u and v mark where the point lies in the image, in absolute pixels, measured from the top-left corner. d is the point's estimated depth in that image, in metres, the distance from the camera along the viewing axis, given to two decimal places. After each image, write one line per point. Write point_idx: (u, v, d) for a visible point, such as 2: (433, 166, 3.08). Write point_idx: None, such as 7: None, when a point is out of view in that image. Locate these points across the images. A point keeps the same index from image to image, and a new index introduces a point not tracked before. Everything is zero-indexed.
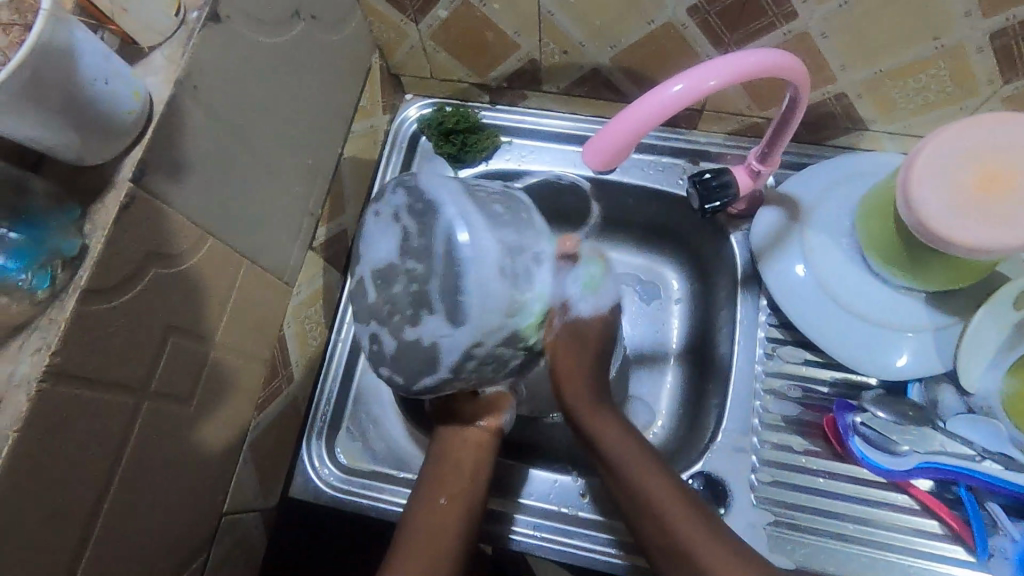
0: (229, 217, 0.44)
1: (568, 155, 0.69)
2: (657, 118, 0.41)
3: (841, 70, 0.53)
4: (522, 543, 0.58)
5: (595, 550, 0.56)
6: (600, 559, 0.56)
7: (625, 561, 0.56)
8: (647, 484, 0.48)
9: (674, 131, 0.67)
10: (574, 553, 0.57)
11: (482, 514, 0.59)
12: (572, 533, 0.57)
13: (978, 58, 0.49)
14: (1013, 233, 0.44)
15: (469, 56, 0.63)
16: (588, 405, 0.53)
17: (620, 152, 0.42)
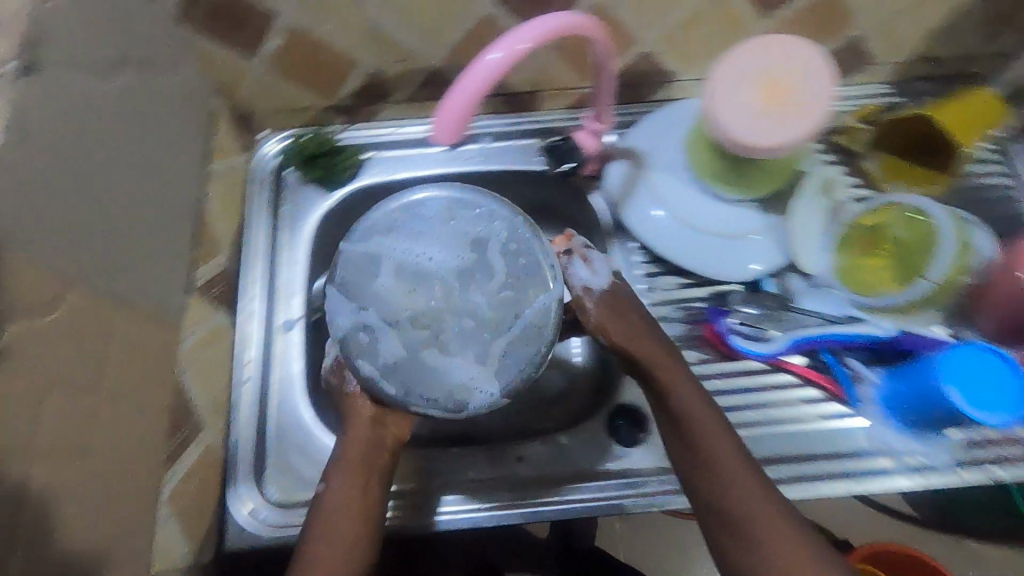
0: (92, 263, 0.43)
1: (433, 157, 0.73)
2: (485, 85, 0.45)
3: (639, 30, 0.62)
4: (445, 520, 0.59)
5: (574, 501, 0.59)
6: (581, 507, 0.59)
7: (604, 501, 0.59)
8: (699, 427, 0.52)
9: (521, 115, 0.73)
10: (555, 509, 0.59)
11: (455, 502, 0.60)
12: (551, 491, 0.60)
13: (738, 1, 0.59)
14: (792, 130, 0.54)
15: (314, 80, 0.65)
16: (659, 364, 0.56)
17: (461, 122, 0.46)
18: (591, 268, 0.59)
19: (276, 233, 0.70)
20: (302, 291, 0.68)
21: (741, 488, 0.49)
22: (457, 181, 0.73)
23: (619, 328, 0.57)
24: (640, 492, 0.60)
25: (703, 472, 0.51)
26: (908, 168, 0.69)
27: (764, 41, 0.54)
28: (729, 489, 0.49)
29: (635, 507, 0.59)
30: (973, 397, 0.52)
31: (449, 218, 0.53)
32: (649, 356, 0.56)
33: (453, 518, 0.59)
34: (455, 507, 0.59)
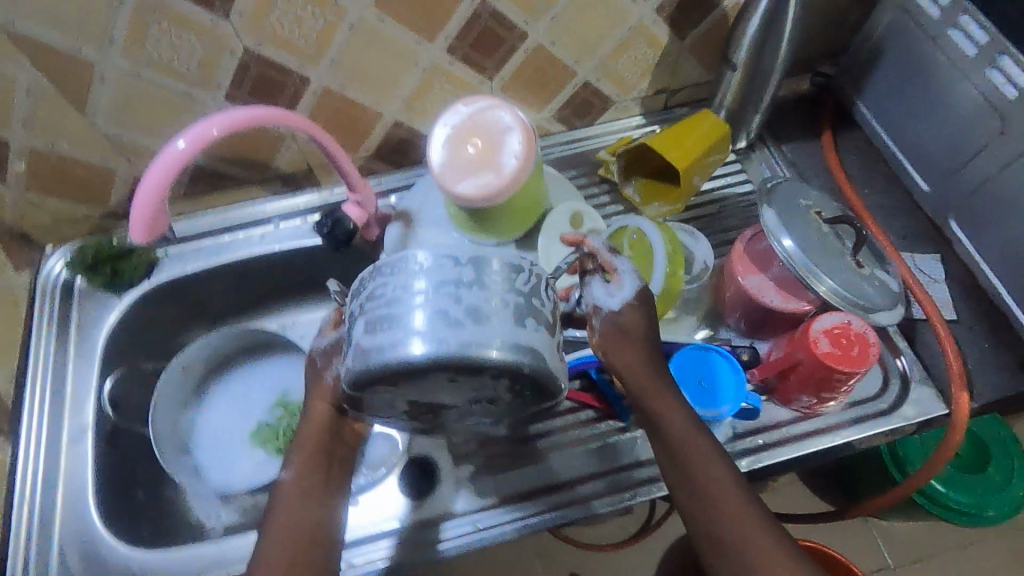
0: None
1: (225, 244, 0.75)
2: (170, 173, 0.49)
3: (378, 105, 0.67)
4: (454, 546, 0.62)
5: (641, 475, 0.64)
6: (646, 482, 0.64)
7: (627, 492, 0.63)
8: (695, 448, 0.51)
9: (305, 192, 0.77)
10: (618, 493, 0.63)
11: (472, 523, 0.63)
12: (566, 494, 0.64)
13: (456, 67, 0.65)
14: (501, 178, 0.57)
15: (78, 194, 0.67)
16: (646, 393, 0.53)
17: (154, 213, 0.50)
18: (609, 290, 0.54)
19: (67, 344, 0.70)
20: (93, 399, 0.68)
21: (736, 510, 0.49)
22: (253, 264, 0.76)
23: (622, 356, 0.53)
24: (646, 479, 0.64)
25: (696, 501, 0.50)
26: (660, 188, 0.75)
27: (472, 107, 0.59)
28: (712, 509, 0.50)
29: (649, 493, 0.63)
30: (700, 397, 0.56)
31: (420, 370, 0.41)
32: (642, 386, 0.53)
33: (449, 545, 0.62)
34: (459, 531, 0.62)
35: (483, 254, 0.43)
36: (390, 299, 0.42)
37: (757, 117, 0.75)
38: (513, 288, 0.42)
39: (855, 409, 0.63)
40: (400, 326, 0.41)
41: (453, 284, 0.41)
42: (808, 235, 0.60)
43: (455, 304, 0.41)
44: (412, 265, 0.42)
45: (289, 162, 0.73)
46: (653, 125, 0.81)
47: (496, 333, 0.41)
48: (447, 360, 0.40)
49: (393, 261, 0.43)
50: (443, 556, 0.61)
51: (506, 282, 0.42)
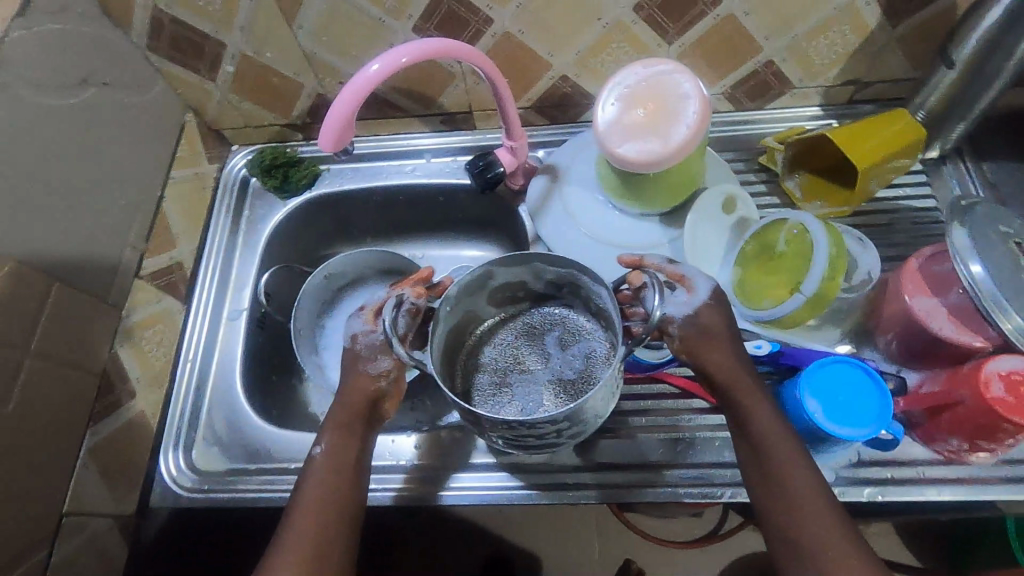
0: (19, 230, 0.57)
1: (380, 170, 0.80)
2: (364, 91, 0.53)
3: (550, 55, 0.67)
4: (450, 498, 0.65)
5: (694, 479, 0.63)
6: (695, 488, 0.63)
7: (682, 489, 0.63)
8: (778, 453, 0.49)
9: (460, 132, 0.80)
10: (667, 490, 0.63)
11: (494, 479, 0.65)
12: (618, 476, 0.64)
13: (638, 27, 0.64)
14: (669, 144, 0.56)
15: (269, 101, 0.74)
16: (734, 388, 0.53)
17: (343, 128, 0.54)
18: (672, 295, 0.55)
19: (237, 233, 0.79)
20: (251, 285, 0.76)
21: (819, 527, 0.46)
22: (401, 193, 0.80)
23: (710, 354, 0.53)
24: (710, 481, 0.63)
25: (773, 494, 0.49)
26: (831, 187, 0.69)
27: (648, 70, 0.58)
28: (794, 516, 0.47)
29: (709, 496, 0.62)
30: (835, 411, 0.52)
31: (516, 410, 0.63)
32: (730, 382, 0.53)
33: (451, 495, 0.65)
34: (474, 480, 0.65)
35: (574, 412, 0.52)
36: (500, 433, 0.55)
37: (961, 126, 0.66)
38: (602, 407, 0.55)
39: (1012, 467, 0.56)
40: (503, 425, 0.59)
41: (556, 432, 0.54)
42: (1003, 264, 0.53)
43: (567, 436, 0.56)
44: (517, 429, 0.52)
45: (453, 103, 0.76)
46: (829, 119, 0.75)
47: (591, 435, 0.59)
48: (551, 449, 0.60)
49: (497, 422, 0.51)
50: (440, 503, 0.65)
51: (597, 411, 0.55)
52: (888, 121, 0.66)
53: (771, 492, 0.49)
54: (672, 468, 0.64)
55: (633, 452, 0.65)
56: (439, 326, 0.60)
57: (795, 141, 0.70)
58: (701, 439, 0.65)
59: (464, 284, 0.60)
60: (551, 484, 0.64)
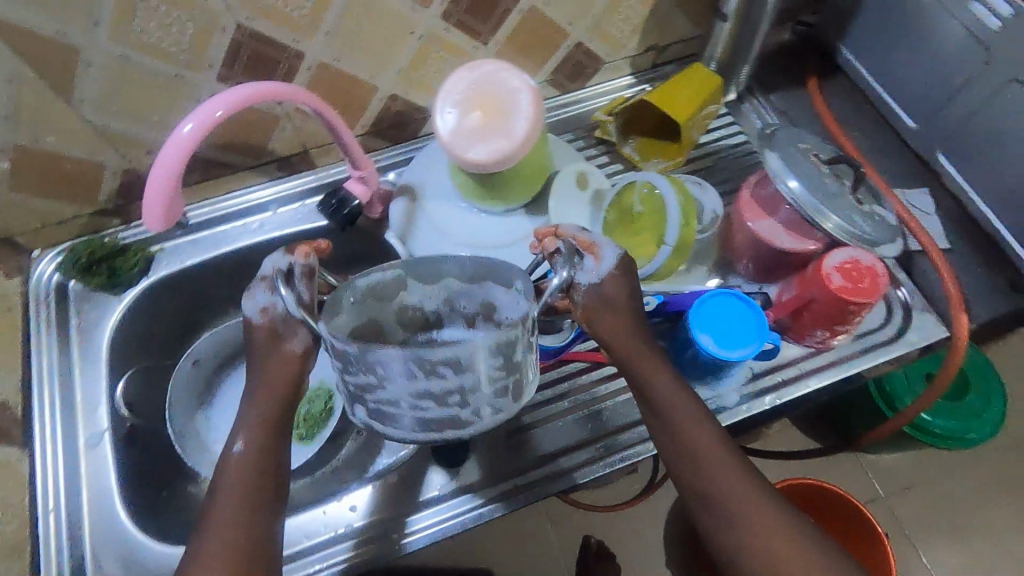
0: None
1: (222, 235, 0.74)
2: (184, 153, 0.48)
3: (373, 77, 0.66)
4: (414, 543, 0.61)
5: (627, 441, 0.66)
6: (630, 450, 0.65)
7: (619, 456, 0.65)
8: (684, 414, 0.52)
9: (300, 175, 0.75)
10: (605, 462, 0.65)
11: (438, 510, 0.63)
12: (558, 465, 0.65)
13: (452, 34, 0.65)
14: (516, 138, 0.58)
15: (67, 191, 0.64)
16: (638, 357, 0.54)
17: (168, 199, 0.49)
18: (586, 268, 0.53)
19: (69, 349, 0.67)
20: (106, 401, 0.66)
21: (725, 476, 0.51)
22: (253, 254, 0.74)
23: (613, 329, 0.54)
24: (640, 439, 0.66)
25: (682, 460, 0.52)
26: (661, 144, 0.76)
27: (474, 71, 0.58)
28: (704, 470, 0.51)
29: (643, 453, 0.65)
30: (723, 338, 0.57)
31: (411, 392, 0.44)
32: (629, 355, 0.54)
33: (415, 539, 0.61)
34: (434, 515, 0.62)
35: (459, 362, 0.43)
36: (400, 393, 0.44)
37: (746, 68, 0.76)
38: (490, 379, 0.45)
39: (864, 340, 0.66)
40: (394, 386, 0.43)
41: (437, 395, 0.44)
42: (811, 176, 0.61)
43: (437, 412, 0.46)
44: (391, 380, 0.43)
45: (284, 146, 0.71)
46: (642, 85, 0.81)
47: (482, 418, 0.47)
48: (452, 431, 0.47)
49: (405, 367, 0.42)
50: (405, 552, 0.61)
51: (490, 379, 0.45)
52: (693, 77, 0.73)
53: (678, 452, 0.52)
54: (603, 439, 0.66)
55: (564, 437, 0.66)
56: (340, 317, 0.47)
57: (622, 108, 0.76)
58: (617, 404, 0.68)
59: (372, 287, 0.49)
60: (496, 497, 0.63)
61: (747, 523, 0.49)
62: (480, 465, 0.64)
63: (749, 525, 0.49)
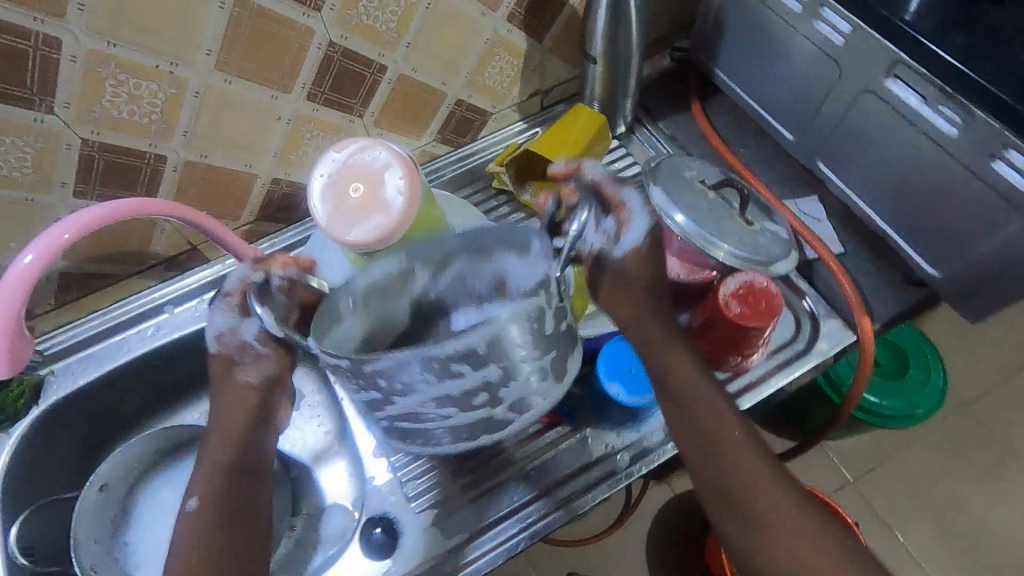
0: None
1: (117, 345, 0.70)
2: (24, 288, 0.47)
3: (248, 166, 0.64)
4: None
5: (609, 472, 0.61)
6: (608, 482, 0.60)
7: (593, 489, 0.60)
8: (698, 401, 0.51)
9: (194, 271, 0.72)
10: (582, 499, 0.60)
11: (447, 569, 0.58)
12: (532, 511, 0.60)
13: (322, 113, 0.64)
14: (396, 218, 0.55)
15: None
16: (653, 343, 0.54)
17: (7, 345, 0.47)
18: (609, 233, 0.53)
19: None
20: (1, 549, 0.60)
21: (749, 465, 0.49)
22: (152, 358, 0.71)
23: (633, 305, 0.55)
24: (618, 468, 0.61)
25: (699, 447, 0.50)
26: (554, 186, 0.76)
27: (343, 152, 0.58)
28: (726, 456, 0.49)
29: (622, 481, 0.60)
30: (633, 385, 0.57)
31: (439, 397, 0.45)
32: (649, 338, 0.54)
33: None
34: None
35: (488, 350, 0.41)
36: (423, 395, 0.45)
37: (630, 101, 0.77)
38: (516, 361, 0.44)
39: (778, 355, 0.66)
40: (424, 396, 0.45)
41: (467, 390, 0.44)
42: (696, 206, 0.62)
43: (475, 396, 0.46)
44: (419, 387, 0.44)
45: (168, 246, 0.69)
46: (533, 129, 0.82)
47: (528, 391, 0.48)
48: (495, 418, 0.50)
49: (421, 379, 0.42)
50: None
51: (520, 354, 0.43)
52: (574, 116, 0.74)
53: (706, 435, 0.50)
54: (585, 472, 0.61)
55: (532, 484, 0.61)
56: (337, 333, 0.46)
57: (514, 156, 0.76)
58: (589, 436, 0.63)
59: (365, 291, 0.46)
60: (481, 555, 0.58)
61: (760, 521, 0.47)
62: (461, 527, 0.60)
63: (764, 521, 0.47)
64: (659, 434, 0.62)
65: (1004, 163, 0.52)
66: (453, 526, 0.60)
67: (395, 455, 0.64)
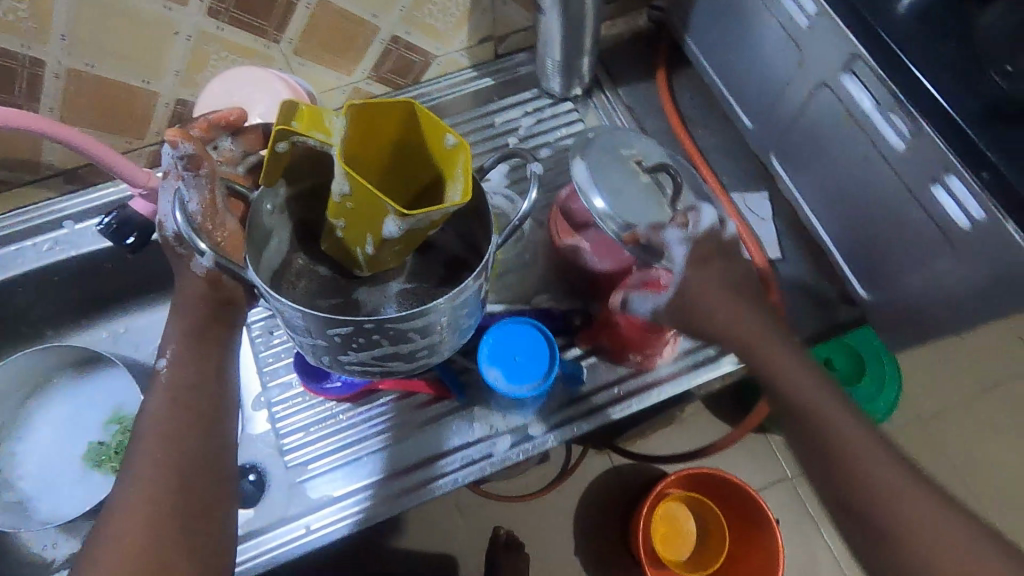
0: None
1: (9, 256, 0.66)
2: None
3: (146, 82, 0.59)
4: (288, 556, 0.57)
5: (486, 453, 0.59)
6: (485, 462, 0.59)
7: (469, 465, 0.59)
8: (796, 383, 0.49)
9: (99, 188, 0.68)
10: (455, 477, 0.58)
11: (303, 524, 0.57)
12: (404, 481, 0.58)
13: (229, 32, 0.58)
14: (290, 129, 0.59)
15: None
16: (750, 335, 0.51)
17: None
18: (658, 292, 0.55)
19: None
20: None
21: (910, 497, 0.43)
22: (48, 275, 0.68)
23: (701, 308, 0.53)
24: (496, 451, 0.59)
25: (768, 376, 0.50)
26: (403, 249, 0.51)
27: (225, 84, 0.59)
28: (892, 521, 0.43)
29: (499, 465, 0.59)
30: (513, 371, 0.53)
31: (324, 345, 0.49)
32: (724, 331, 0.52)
33: (310, 539, 0.57)
34: (289, 539, 0.57)
35: (392, 323, 0.45)
36: (337, 344, 0.48)
37: (586, 60, 0.70)
38: (414, 340, 0.49)
39: (689, 358, 0.62)
40: (309, 334, 0.48)
41: (359, 348, 0.48)
42: (622, 188, 0.58)
43: (367, 356, 0.50)
44: (327, 339, 0.47)
45: (64, 157, 0.65)
46: (485, 78, 0.76)
47: (413, 364, 0.53)
48: (390, 368, 0.53)
49: (314, 325, 0.46)
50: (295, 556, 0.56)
51: (419, 335, 0.48)
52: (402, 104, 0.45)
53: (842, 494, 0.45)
54: (465, 448, 0.60)
55: (407, 453, 0.60)
56: (271, 242, 0.53)
57: (279, 140, 0.45)
58: (478, 411, 0.61)
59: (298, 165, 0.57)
60: (341, 516, 0.58)
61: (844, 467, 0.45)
62: (331, 482, 0.59)
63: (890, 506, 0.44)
64: (547, 423, 0.60)
65: (958, 180, 0.45)
66: (320, 487, 0.59)
67: (277, 405, 0.63)
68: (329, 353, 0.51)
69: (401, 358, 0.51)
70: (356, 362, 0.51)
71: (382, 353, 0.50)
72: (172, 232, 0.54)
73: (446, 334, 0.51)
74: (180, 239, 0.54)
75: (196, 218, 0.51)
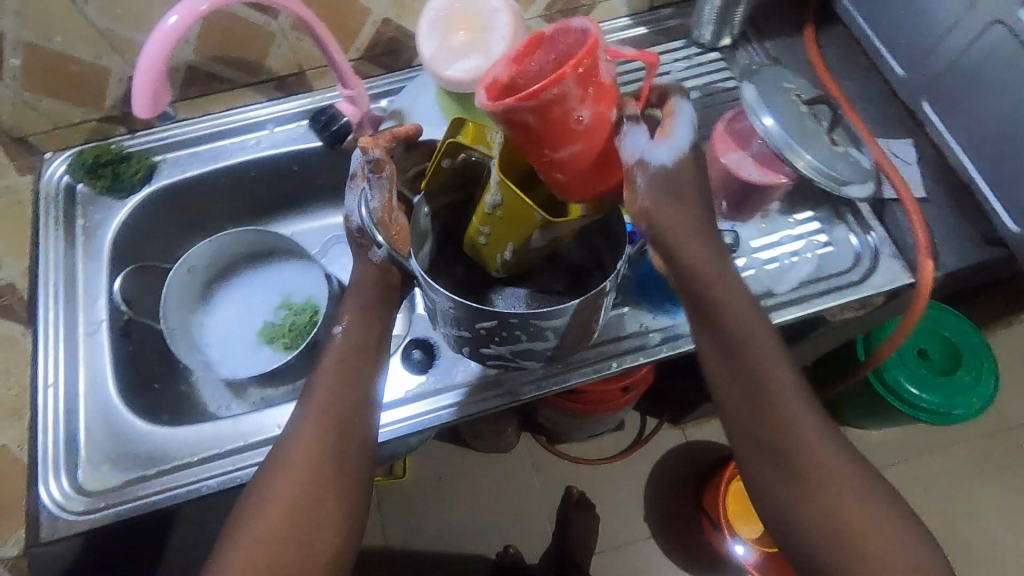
0: None
1: (221, 150, 0.76)
2: (168, 46, 0.52)
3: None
4: (454, 415, 0.64)
5: (633, 348, 0.66)
6: (632, 356, 0.65)
7: (617, 357, 0.65)
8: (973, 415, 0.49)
9: (298, 96, 0.78)
10: (606, 364, 0.65)
11: (470, 391, 0.65)
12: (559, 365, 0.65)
13: None
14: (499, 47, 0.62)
15: (72, 94, 0.69)
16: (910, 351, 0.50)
17: (150, 96, 0.54)
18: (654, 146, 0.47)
19: (72, 242, 0.72)
20: (105, 295, 0.71)
21: (832, 464, 0.47)
22: (249, 169, 0.77)
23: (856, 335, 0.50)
24: (645, 345, 0.66)
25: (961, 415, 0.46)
26: (536, 255, 0.55)
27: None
28: None
29: (646, 357, 0.65)
30: None
31: (461, 334, 0.55)
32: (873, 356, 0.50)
33: (471, 405, 0.64)
34: (457, 401, 0.65)
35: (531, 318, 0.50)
36: (473, 333, 0.54)
37: (741, 10, 0.75)
38: (542, 338, 0.54)
39: (830, 280, 0.67)
40: (450, 322, 0.54)
41: (492, 339, 0.54)
42: (787, 109, 0.63)
43: (495, 348, 0.56)
44: (467, 325, 0.53)
45: (281, 63, 0.75)
46: (637, 26, 0.82)
47: (533, 359, 0.58)
48: (513, 360, 0.58)
49: (460, 313, 0.51)
50: (458, 417, 0.64)
51: (547, 335, 0.53)
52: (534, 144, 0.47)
53: None
54: (615, 342, 0.66)
55: None
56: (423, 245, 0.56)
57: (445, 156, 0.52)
58: (626, 312, 0.67)
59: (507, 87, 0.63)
60: (501, 388, 0.65)
61: None
62: None
63: None
64: None
65: None
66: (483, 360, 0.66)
67: None
68: (462, 342, 0.56)
69: (526, 353, 0.57)
70: (485, 352, 0.56)
71: (511, 346, 0.55)
72: (355, 224, 0.58)
73: (571, 335, 0.55)
74: (361, 231, 0.58)
75: (376, 213, 0.55)
